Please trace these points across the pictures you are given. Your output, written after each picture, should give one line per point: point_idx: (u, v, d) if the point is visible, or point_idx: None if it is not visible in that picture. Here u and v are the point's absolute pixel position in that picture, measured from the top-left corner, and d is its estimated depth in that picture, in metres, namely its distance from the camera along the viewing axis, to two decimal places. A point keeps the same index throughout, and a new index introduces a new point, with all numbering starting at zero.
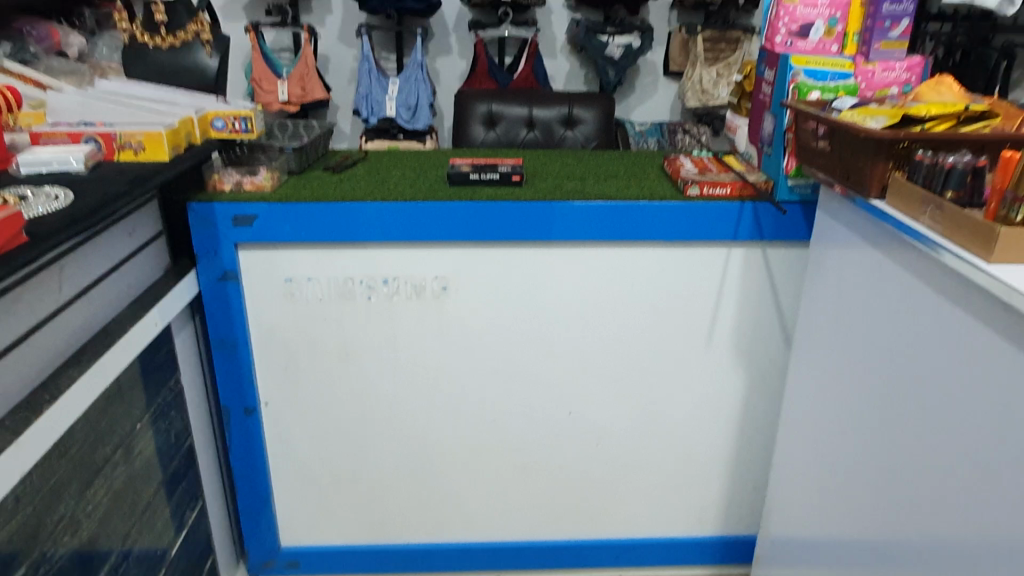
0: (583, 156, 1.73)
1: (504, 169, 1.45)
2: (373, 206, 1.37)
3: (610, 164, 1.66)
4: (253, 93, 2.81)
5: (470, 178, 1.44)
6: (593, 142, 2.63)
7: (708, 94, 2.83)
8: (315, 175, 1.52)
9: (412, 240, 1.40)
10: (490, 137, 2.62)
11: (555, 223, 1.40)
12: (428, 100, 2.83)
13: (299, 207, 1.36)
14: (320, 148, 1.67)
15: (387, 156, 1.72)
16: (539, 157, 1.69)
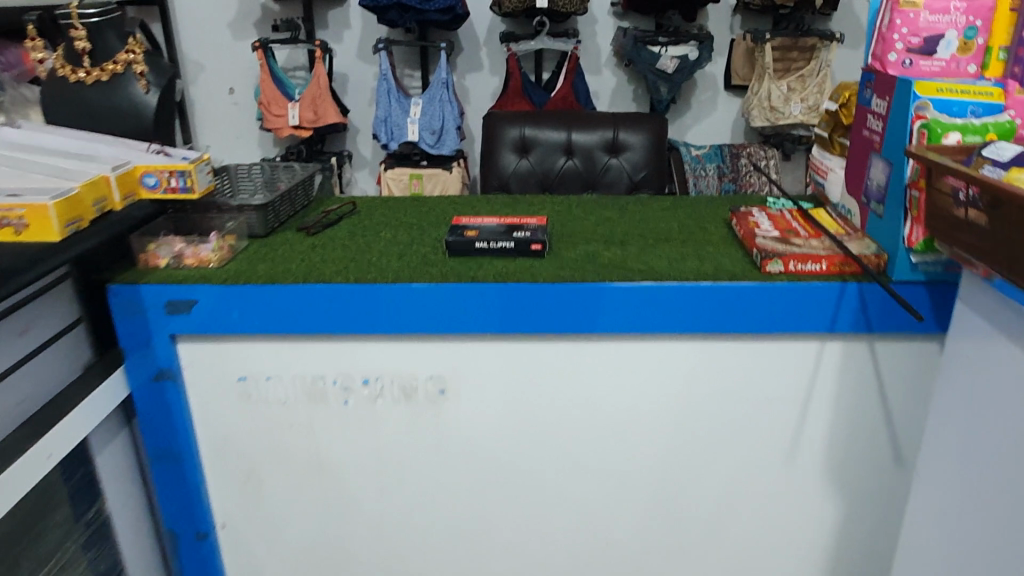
0: (628, 207, 1.37)
1: (520, 235, 1.11)
2: (345, 290, 1.04)
3: (661, 219, 1.30)
4: (262, 118, 2.54)
5: (474, 245, 1.11)
6: (641, 172, 2.25)
7: (777, 112, 2.43)
8: (283, 239, 1.21)
9: (397, 332, 1.07)
10: (524, 165, 2.27)
11: (586, 312, 1.04)
12: (455, 123, 2.50)
13: (250, 290, 1.04)
14: (295, 205, 1.32)
15: (383, 206, 1.39)
16: (572, 210, 1.34)
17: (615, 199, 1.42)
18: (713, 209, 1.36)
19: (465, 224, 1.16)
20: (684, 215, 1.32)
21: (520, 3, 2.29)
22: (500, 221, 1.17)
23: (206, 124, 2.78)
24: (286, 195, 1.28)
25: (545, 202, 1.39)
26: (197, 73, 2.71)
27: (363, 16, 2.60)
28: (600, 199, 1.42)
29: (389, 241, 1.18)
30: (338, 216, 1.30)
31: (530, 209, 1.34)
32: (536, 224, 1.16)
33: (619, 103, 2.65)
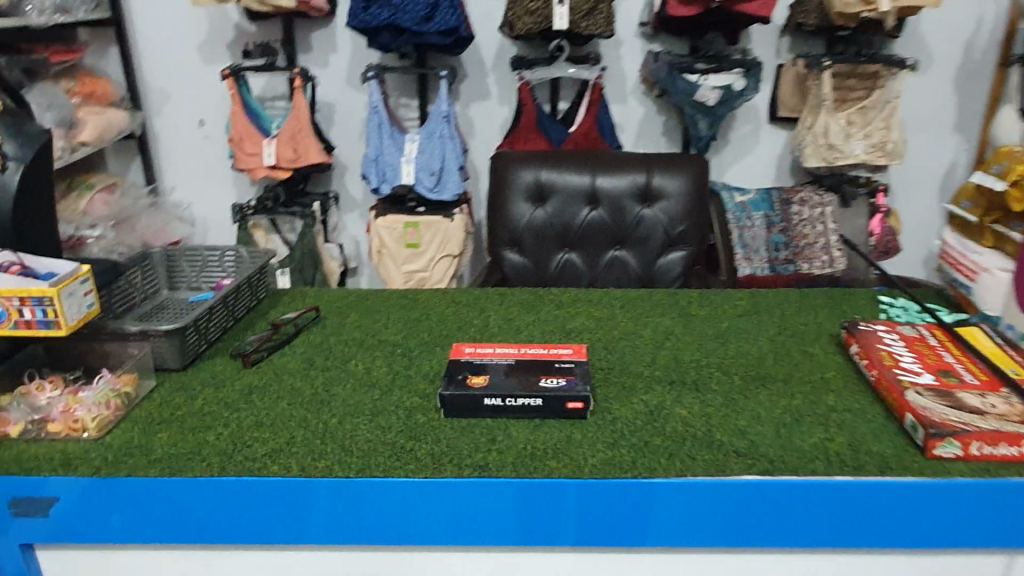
0: (693, 312, 1.01)
1: (547, 385, 0.77)
2: (303, 490, 0.70)
3: (743, 336, 0.94)
4: (234, 156, 2.19)
5: (483, 400, 0.75)
6: (678, 226, 1.88)
7: (834, 150, 2.03)
8: (209, 375, 0.85)
9: (386, 542, 0.73)
10: (539, 217, 1.91)
11: (670, 519, 0.71)
12: (457, 163, 2.13)
13: (151, 487, 0.70)
14: (244, 307, 1.00)
15: (358, 307, 1.03)
16: (619, 321, 0.98)
17: (672, 297, 1.06)
18: (808, 318, 1.00)
19: (470, 360, 0.81)
20: (770, 329, 0.97)
21: (535, 25, 1.94)
22: (521, 353, 0.82)
23: (173, 160, 2.42)
24: (220, 303, 0.94)
25: (579, 304, 1.04)
26: (162, 102, 2.35)
27: (352, 37, 2.24)
28: (652, 297, 1.06)
29: (360, 384, 0.83)
30: (294, 331, 0.95)
31: (559, 321, 0.98)
32: (572, 359, 0.81)
33: (647, 138, 2.28)
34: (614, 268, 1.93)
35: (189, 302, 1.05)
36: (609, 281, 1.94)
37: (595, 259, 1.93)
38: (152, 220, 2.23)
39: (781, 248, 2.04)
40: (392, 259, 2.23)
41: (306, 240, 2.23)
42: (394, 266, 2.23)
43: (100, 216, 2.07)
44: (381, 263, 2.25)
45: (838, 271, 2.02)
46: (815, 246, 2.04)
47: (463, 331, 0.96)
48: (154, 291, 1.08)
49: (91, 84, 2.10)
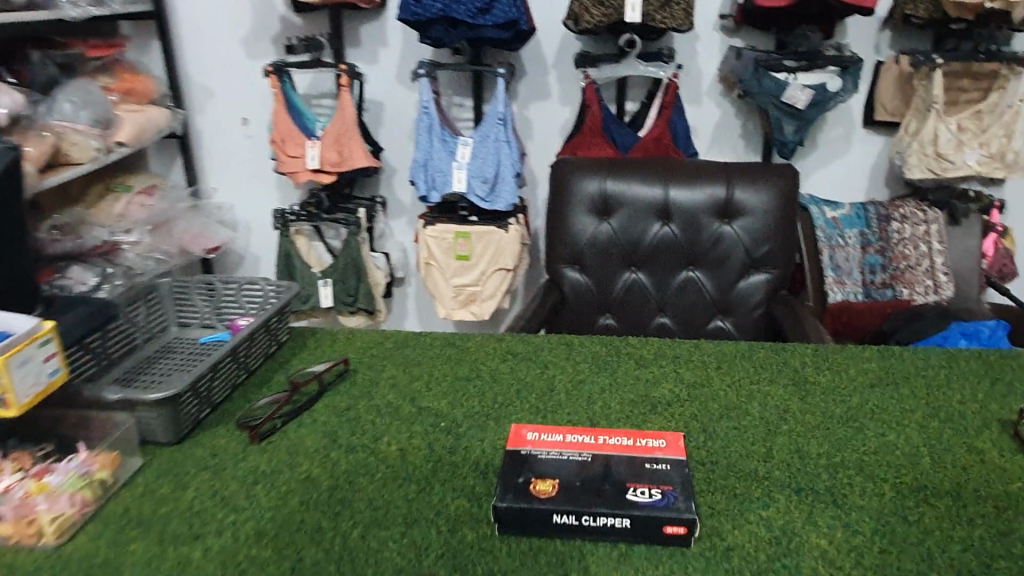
0: (812, 383, 0.83)
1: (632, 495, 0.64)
2: None
3: (882, 423, 0.77)
4: (275, 158, 2.03)
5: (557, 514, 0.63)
6: (762, 247, 1.67)
7: (943, 161, 1.77)
8: (211, 453, 0.75)
9: None
10: (604, 232, 1.72)
11: None
12: (512, 170, 1.94)
13: None
14: (261, 355, 0.90)
15: (395, 357, 0.90)
16: (724, 394, 0.81)
17: (784, 359, 0.87)
18: (959, 396, 0.81)
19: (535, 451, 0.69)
20: (915, 412, 0.79)
21: (604, 17, 1.73)
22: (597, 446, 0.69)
23: (215, 160, 2.26)
24: (230, 358, 0.84)
25: (669, 360, 0.87)
26: (205, 99, 2.20)
27: (403, 31, 2.07)
28: (755, 352, 0.88)
29: (399, 485, 0.69)
30: (318, 390, 0.83)
31: (645, 389, 0.81)
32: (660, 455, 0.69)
33: (722, 143, 2.06)
34: (687, 291, 1.72)
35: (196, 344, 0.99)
36: (681, 305, 1.73)
37: (666, 281, 1.73)
38: (191, 223, 2.10)
39: (877, 271, 1.81)
40: (440, 271, 2.06)
41: (349, 249, 2.07)
42: (443, 279, 2.07)
43: (136, 221, 1.94)
44: (429, 274, 2.09)
45: (944, 298, 1.80)
46: (918, 270, 1.79)
47: (522, 399, 0.79)
48: (162, 328, 1.03)
49: (130, 80, 1.95)
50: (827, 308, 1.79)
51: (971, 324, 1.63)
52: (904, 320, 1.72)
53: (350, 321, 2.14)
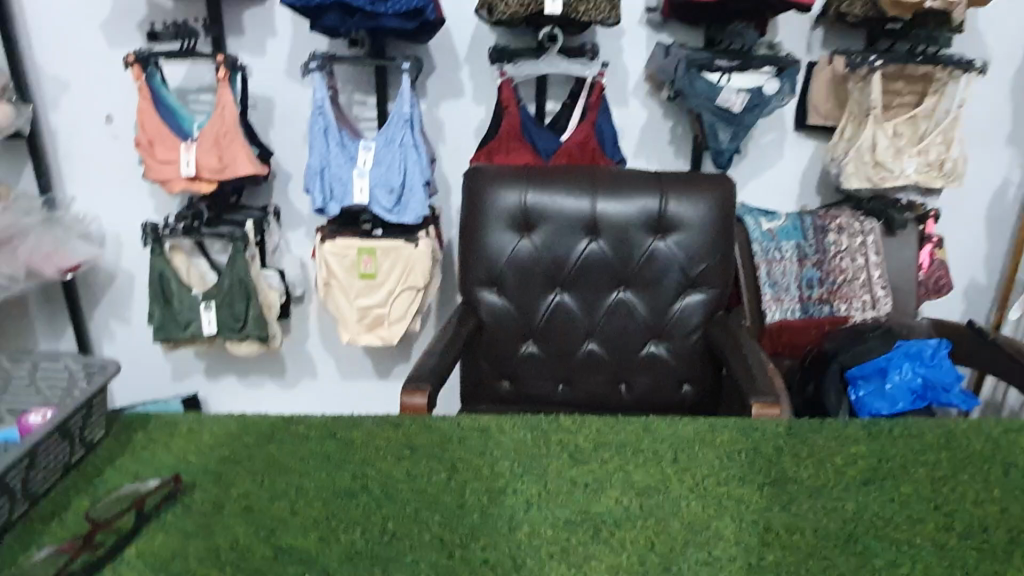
0: (797, 489, 0.79)
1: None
2: None
3: (885, 541, 0.72)
4: (143, 165, 1.73)
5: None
6: (698, 265, 1.52)
7: (882, 169, 1.66)
8: None
9: None
10: (525, 251, 1.53)
11: None
12: (422, 179, 1.72)
13: None
14: (47, 480, 0.84)
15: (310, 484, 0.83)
16: (704, 506, 0.77)
17: (761, 460, 0.84)
18: (946, 493, 0.78)
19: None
20: (923, 525, 0.74)
21: (522, 8, 1.54)
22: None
23: (73, 164, 1.93)
24: (7, 497, 0.77)
25: (623, 454, 0.86)
26: (58, 93, 1.87)
27: (294, 19, 1.82)
28: (724, 447, 0.85)
29: None
30: (132, 525, 0.78)
31: (591, 503, 0.78)
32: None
33: (650, 147, 1.89)
34: (617, 314, 1.56)
35: None
36: (611, 330, 1.57)
37: (594, 303, 1.56)
38: (43, 239, 1.77)
39: (814, 286, 1.69)
40: (342, 291, 1.83)
41: (235, 268, 1.79)
42: (346, 299, 1.83)
43: None
44: (329, 295, 1.85)
45: (882, 314, 1.69)
46: (855, 284, 1.69)
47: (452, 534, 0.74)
48: None
49: None
50: (766, 326, 1.67)
51: (914, 344, 1.55)
52: (846, 341, 1.61)
53: (240, 348, 1.88)
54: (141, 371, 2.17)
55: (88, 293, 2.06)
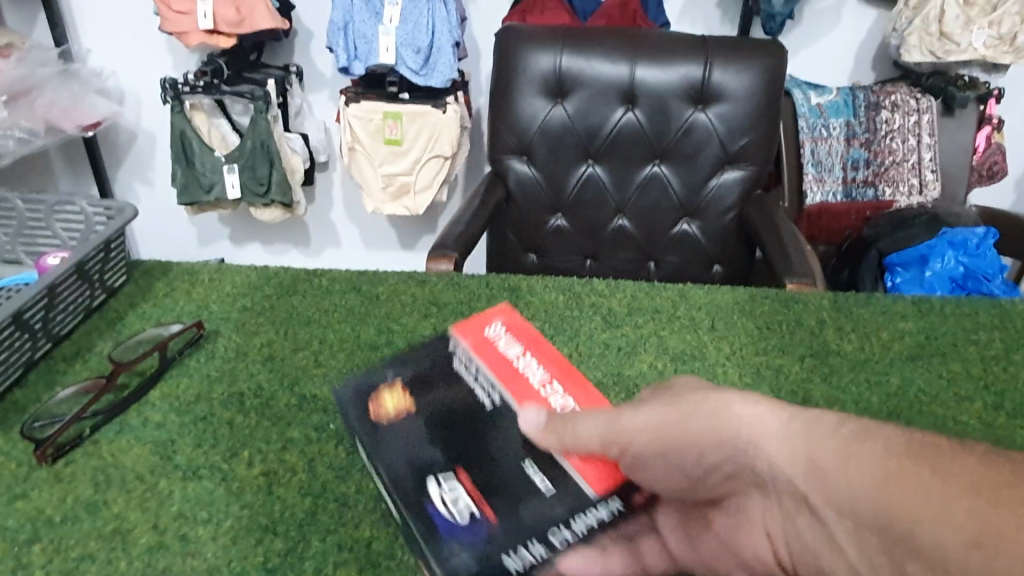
0: (841, 362, 0.77)
1: (563, 529, 0.54)
2: None
3: (931, 416, 0.70)
4: (159, 17, 1.64)
5: (446, 555, 0.52)
6: (741, 140, 1.44)
7: (947, 41, 1.54)
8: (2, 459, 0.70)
9: None
10: (557, 118, 1.46)
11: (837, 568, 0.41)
12: (451, 38, 1.63)
13: None
14: (71, 321, 0.87)
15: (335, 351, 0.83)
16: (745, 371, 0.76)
17: (806, 332, 0.81)
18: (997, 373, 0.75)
19: (465, 353, 0.72)
20: (971, 403, 0.72)
21: None
22: (519, 400, 0.66)
23: (86, 15, 1.83)
24: (26, 334, 0.80)
25: (659, 318, 0.84)
26: None
27: None
28: (770, 320, 0.83)
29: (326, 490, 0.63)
30: (157, 369, 0.80)
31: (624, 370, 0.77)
32: (566, 467, 0.59)
33: (696, 12, 1.75)
34: (650, 189, 1.50)
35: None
36: (644, 205, 1.52)
37: (628, 176, 1.50)
38: (61, 92, 1.71)
39: (859, 168, 1.61)
40: (367, 157, 1.78)
41: (256, 130, 1.73)
42: (370, 165, 1.79)
43: None
44: (353, 161, 1.80)
45: (927, 199, 1.63)
46: (904, 166, 1.60)
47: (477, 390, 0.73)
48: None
49: None
50: (804, 209, 1.61)
51: (958, 232, 1.49)
52: (889, 225, 1.55)
53: (263, 213, 1.87)
54: (166, 234, 2.17)
55: (110, 152, 2.02)
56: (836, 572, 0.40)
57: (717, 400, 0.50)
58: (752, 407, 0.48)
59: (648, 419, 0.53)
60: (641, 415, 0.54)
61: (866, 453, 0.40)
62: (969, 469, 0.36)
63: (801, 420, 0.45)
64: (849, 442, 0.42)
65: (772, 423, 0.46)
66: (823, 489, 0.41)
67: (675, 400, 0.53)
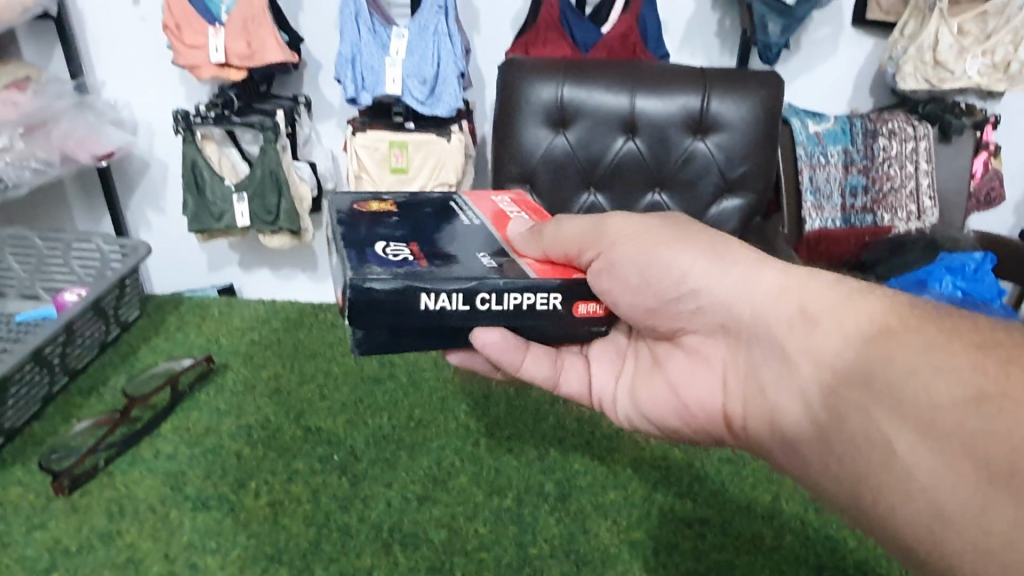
0: None
1: (490, 292, 0.62)
2: None
3: None
4: (171, 50, 1.68)
5: (368, 270, 0.59)
6: (739, 168, 1.47)
7: (941, 69, 1.56)
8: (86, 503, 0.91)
9: None
10: (559, 148, 1.48)
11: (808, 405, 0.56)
12: (455, 69, 1.66)
13: None
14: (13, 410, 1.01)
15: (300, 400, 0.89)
16: None
17: None
18: None
19: (465, 202, 0.79)
20: None
21: None
22: (497, 227, 0.73)
23: (101, 48, 1.88)
24: None
25: None
26: None
27: None
28: None
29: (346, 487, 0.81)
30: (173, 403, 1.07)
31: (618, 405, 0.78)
32: (520, 262, 0.66)
33: (695, 42, 1.78)
34: None
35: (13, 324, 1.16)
36: None
37: (628, 205, 1.53)
38: (76, 124, 1.75)
39: (858, 194, 1.64)
40: (373, 185, 1.80)
41: (266, 159, 1.77)
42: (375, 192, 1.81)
43: (5, 120, 1.56)
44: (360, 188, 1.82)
45: (925, 225, 1.65)
46: (902, 192, 1.63)
47: None
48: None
49: None
50: (803, 235, 1.62)
51: (958, 255, 1.52)
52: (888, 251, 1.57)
53: (272, 240, 1.90)
54: (176, 260, 2.21)
55: (123, 180, 2.06)
56: (792, 402, 0.57)
57: (754, 264, 0.62)
58: (784, 275, 0.60)
59: (686, 262, 0.65)
60: (679, 254, 0.66)
61: (897, 333, 0.48)
62: (974, 365, 0.43)
63: (833, 291, 0.55)
64: (848, 302, 0.53)
65: (792, 285, 0.58)
66: (828, 355, 0.53)
67: (719, 249, 0.65)
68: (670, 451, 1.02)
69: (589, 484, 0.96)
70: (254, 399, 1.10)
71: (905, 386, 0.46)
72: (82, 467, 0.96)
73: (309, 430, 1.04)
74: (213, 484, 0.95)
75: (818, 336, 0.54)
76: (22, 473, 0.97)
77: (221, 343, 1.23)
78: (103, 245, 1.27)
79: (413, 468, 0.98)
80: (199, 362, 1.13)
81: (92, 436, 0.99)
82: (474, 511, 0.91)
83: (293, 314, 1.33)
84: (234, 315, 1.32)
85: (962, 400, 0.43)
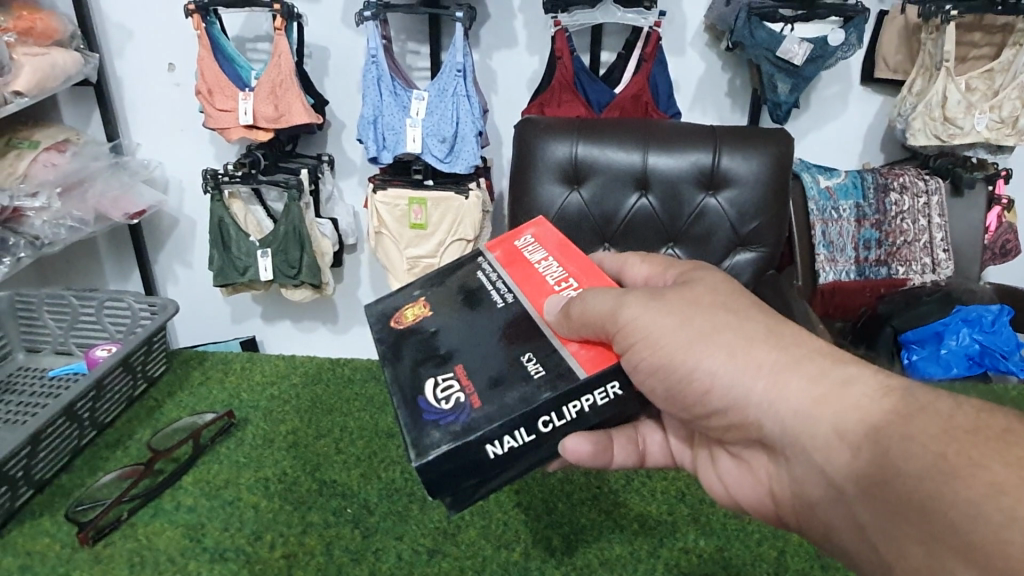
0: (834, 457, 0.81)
1: (550, 413, 0.62)
2: None
3: None
4: (201, 112, 1.75)
5: (427, 438, 0.61)
6: (750, 223, 1.50)
7: (950, 125, 1.57)
8: (109, 558, 0.93)
9: None
10: (574, 204, 1.52)
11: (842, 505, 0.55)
12: (474, 128, 1.71)
13: None
14: (50, 467, 1.06)
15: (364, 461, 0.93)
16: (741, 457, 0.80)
17: None
18: None
19: (493, 264, 0.78)
20: None
21: None
22: (534, 302, 0.72)
23: (137, 112, 1.96)
24: (9, 485, 0.98)
25: None
26: (123, 41, 1.88)
27: None
28: None
29: None
30: (196, 453, 1.10)
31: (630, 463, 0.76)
32: (566, 353, 0.66)
33: (708, 99, 1.82)
34: None
35: (54, 378, 1.27)
36: None
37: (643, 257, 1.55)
38: (109, 183, 1.81)
39: (872, 247, 1.65)
40: (393, 240, 1.86)
41: (290, 216, 1.82)
42: (396, 247, 1.86)
43: (43, 181, 1.62)
44: (380, 244, 1.88)
45: (941, 277, 1.66)
46: (915, 245, 1.64)
47: None
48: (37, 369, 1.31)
49: (28, 17, 1.52)
50: (818, 287, 1.63)
51: (975, 309, 1.58)
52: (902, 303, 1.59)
53: (294, 293, 1.95)
54: (202, 313, 2.26)
55: (153, 236, 2.13)
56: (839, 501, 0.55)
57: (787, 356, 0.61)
58: (819, 380, 0.57)
59: (719, 345, 0.63)
60: (701, 347, 0.64)
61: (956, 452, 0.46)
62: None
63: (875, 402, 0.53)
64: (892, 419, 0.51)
65: (827, 387, 0.57)
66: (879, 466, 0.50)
67: (752, 342, 0.62)
68: (678, 504, 1.01)
69: (595, 538, 0.96)
70: (272, 453, 1.12)
71: (970, 523, 0.43)
72: (105, 519, 0.98)
73: (324, 483, 1.06)
74: (231, 536, 0.96)
75: (845, 446, 0.54)
76: (51, 524, 1.00)
77: (243, 398, 1.26)
78: (133, 304, 1.31)
79: (424, 521, 0.98)
80: (221, 417, 1.15)
81: (118, 487, 1.04)
82: (483, 564, 0.92)
83: (313, 368, 1.36)
84: (256, 369, 1.36)
85: (1010, 521, 0.41)
